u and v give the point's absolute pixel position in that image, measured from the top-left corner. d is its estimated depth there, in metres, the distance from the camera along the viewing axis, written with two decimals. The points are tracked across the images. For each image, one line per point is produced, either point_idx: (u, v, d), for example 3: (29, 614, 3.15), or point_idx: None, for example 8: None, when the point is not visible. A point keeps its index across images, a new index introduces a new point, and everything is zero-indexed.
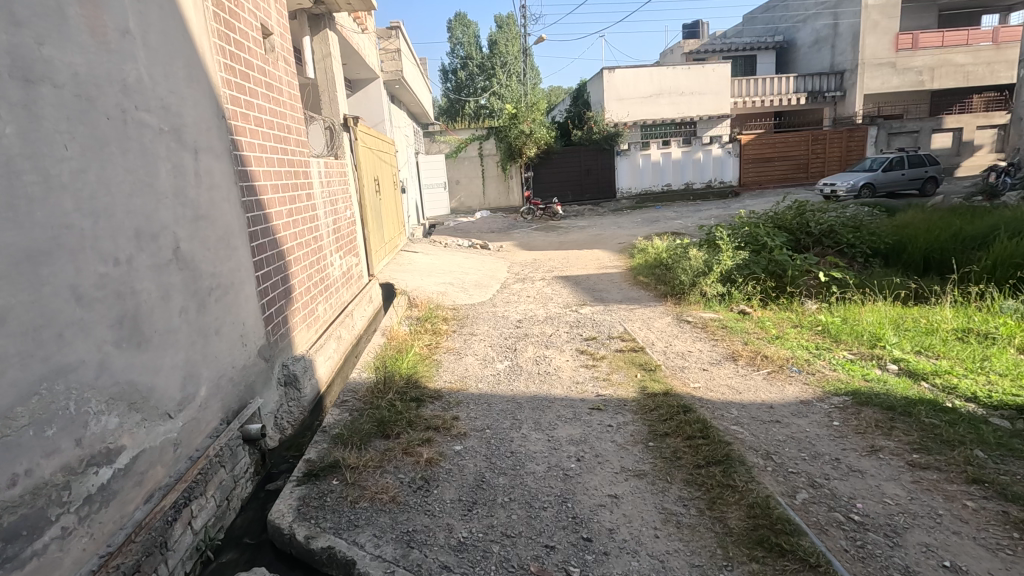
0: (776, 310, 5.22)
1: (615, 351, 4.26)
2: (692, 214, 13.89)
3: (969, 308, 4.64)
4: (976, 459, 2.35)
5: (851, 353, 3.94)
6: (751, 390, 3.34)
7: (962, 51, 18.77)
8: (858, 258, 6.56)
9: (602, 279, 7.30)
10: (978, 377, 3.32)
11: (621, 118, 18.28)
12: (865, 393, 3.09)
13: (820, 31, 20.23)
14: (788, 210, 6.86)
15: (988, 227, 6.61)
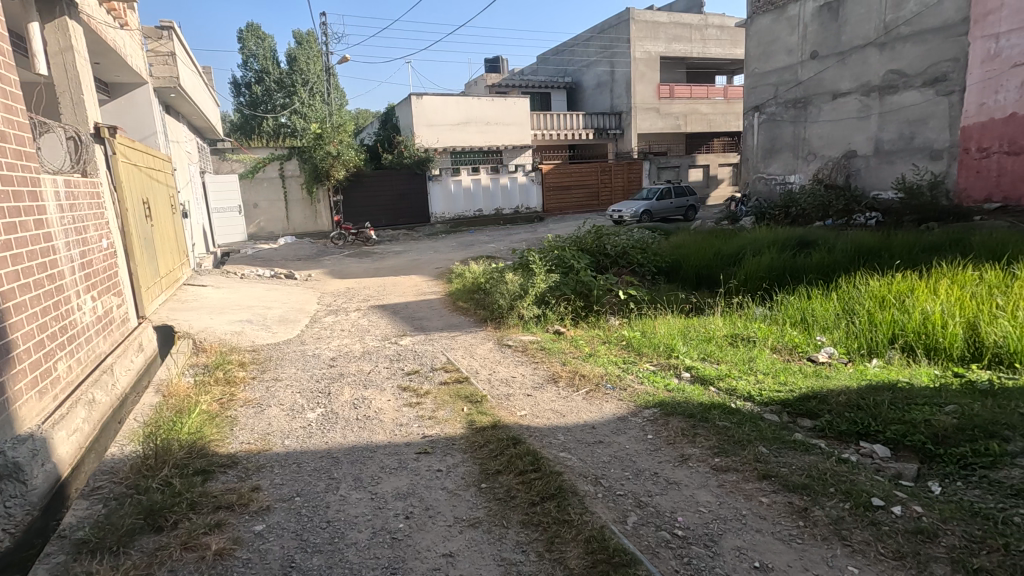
0: (586, 328, 5.57)
1: (440, 384, 4.05)
2: (503, 238, 14.51)
3: (733, 316, 5.49)
4: (762, 455, 2.65)
5: (652, 365, 4.31)
6: (574, 412, 3.41)
7: (704, 103, 23.02)
8: (647, 276, 7.41)
9: (421, 306, 7.10)
10: (749, 377, 3.86)
11: (431, 144, 18.31)
12: (668, 404, 3.36)
13: (601, 76, 23.03)
14: (588, 233, 7.46)
15: (737, 247, 8.04)
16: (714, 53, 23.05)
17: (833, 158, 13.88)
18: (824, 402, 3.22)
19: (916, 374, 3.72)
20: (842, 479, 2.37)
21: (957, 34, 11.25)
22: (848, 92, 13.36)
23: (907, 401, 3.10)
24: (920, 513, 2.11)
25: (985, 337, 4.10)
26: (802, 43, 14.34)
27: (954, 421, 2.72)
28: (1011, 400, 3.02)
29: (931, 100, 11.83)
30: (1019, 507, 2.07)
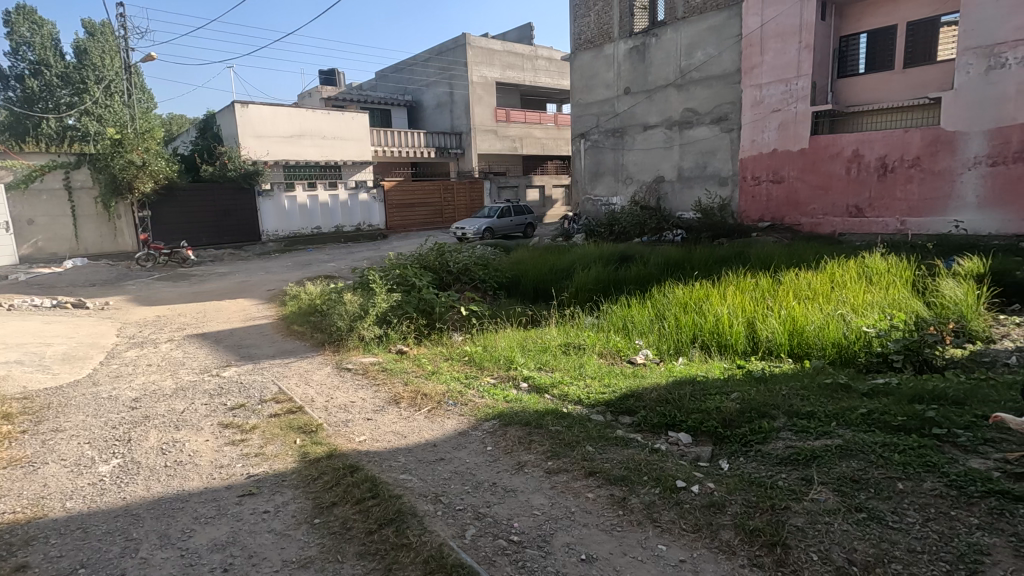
0: (430, 346, 5.55)
1: (269, 417, 3.71)
2: (344, 257, 13.94)
3: (566, 326, 5.91)
4: (588, 453, 2.88)
5: (493, 378, 4.45)
6: (414, 432, 3.37)
7: (538, 128, 24.64)
8: (488, 291, 7.64)
9: (249, 332, 6.48)
10: (579, 382, 4.16)
11: (261, 157, 17.01)
12: (507, 414, 3.49)
13: (441, 97, 23.44)
14: (430, 251, 7.47)
15: (569, 262, 8.69)
16: (544, 82, 24.85)
17: (647, 182, 15.75)
18: (640, 400, 3.60)
19: (711, 368, 4.35)
20: (654, 467, 2.67)
21: (733, 81, 13.57)
22: (656, 125, 15.31)
23: (703, 393, 3.61)
24: (712, 488, 2.45)
25: (760, 333, 4.95)
26: (617, 79, 16.13)
27: (737, 406, 3.23)
28: (776, 384, 3.68)
29: (717, 135, 14.06)
30: (781, 472, 2.52)
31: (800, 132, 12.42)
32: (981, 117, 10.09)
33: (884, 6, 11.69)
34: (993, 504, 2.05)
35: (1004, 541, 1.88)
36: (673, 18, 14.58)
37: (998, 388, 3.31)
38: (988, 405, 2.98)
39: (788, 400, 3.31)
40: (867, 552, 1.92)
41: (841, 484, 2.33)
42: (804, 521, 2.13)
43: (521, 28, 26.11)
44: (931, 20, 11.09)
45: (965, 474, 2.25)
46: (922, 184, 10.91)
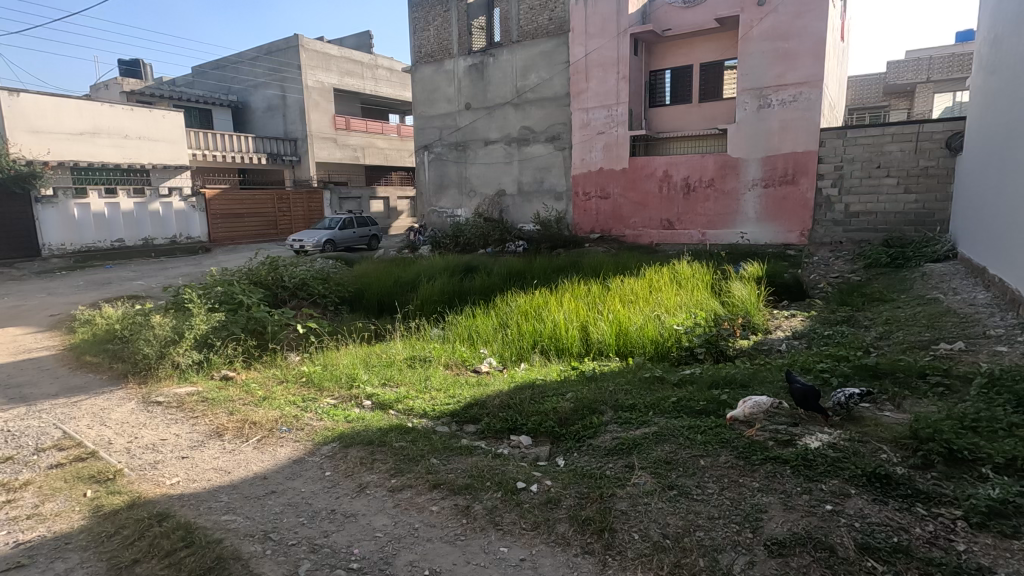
0: (261, 369, 5.07)
1: (49, 469, 3.07)
2: (156, 273, 12.20)
3: (412, 339, 5.83)
4: (433, 466, 2.85)
5: (333, 399, 4.20)
6: (238, 467, 3.04)
7: (380, 138, 24.10)
8: (329, 307, 7.25)
9: (22, 368, 5.31)
10: (425, 396, 4.12)
11: (41, 156, 14.09)
12: (348, 435, 3.32)
13: (271, 99, 21.78)
14: (261, 265, 6.85)
15: (414, 274, 8.61)
16: (385, 92, 24.44)
17: (489, 195, 16.27)
18: (483, 407, 3.68)
19: (549, 372, 4.61)
20: (496, 472, 2.74)
21: (563, 104, 14.66)
22: (496, 140, 15.92)
23: (541, 395, 3.81)
24: (549, 485, 2.58)
25: (591, 336, 5.38)
26: (458, 94, 16.46)
27: (572, 405, 3.47)
28: (605, 382, 4.02)
29: (551, 153, 15.07)
30: (609, 462, 2.75)
31: (621, 153, 13.83)
32: (756, 147, 12.19)
33: (682, 48, 13.57)
34: (768, 468, 2.46)
35: (776, 497, 2.26)
36: (508, 40, 15.34)
37: (772, 370, 4.00)
38: (765, 385, 3.59)
39: (614, 395, 3.63)
40: (677, 524, 2.18)
41: (657, 467, 2.61)
42: (627, 505, 2.34)
43: (360, 35, 25.41)
44: (717, 63, 13.18)
45: (749, 445, 2.67)
46: (717, 202, 12.83)
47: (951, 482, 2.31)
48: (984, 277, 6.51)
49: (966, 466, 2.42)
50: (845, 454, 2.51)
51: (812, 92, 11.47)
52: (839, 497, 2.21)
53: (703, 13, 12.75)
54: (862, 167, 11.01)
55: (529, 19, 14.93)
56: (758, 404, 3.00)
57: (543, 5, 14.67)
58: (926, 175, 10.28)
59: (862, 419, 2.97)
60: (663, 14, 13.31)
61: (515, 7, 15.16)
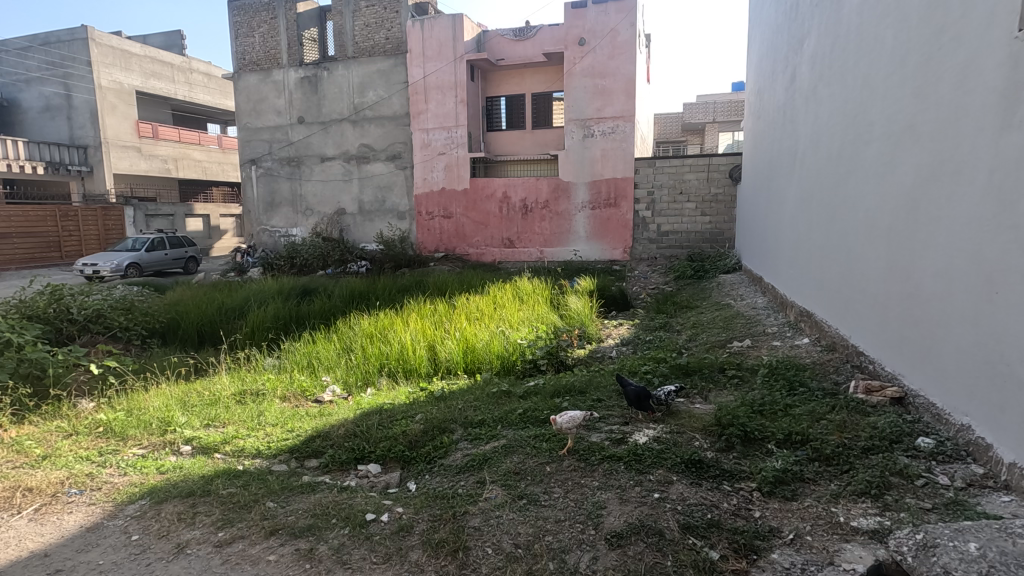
0: (41, 422, 4.15)
1: None
2: None
3: (241, 371, 5.26)
4: (269, 510, 2.58)
5: (142, 448, 3.60)
6: (5, 548, 2.44)
7: (196, 149, 21.58)
8: (134, 341, 6.24)
9: None
10: (259, 433, 3.73)
11: None
12: (162, 489, 2.87)
13: (50, 98, 18.35)
14: (38, 295, 5.65)
15: (243, 299, 7.85)
16: (202, 99, 21.98)
17: (328, 214, 15.49)
18: (327, 439, 3.45)
19: (397, 395, 4.46)
20: (343, 507, 2.57)
21: (402, 123, 14.61)
22: (333, 157, 15.27)
23: (390, 419, 3.69)
24: (400, 512, 2.50)
25: (439, 355, 5.36)
26: (289, 107, 15.50)
27: (421, 427, 3.41)
28: (454, 400, 4.02)
29: (392, 171, 14.87)
30: (460, 480, 2.76)
31: (462, 173, 14.16)
32: (583, 172, 13.36)
33: (515, 77, 14.42)
34: (606, 466, 2.67)
35: (613, 493, 2.45)
36: (344, 55, 14.87)
37: (606, 376, 4.35)
38: (600, 390, 3.90)
39: (464, 413, 3.66)
40: (527, 533, 2.24)
41: (507, 479, 2.67)
42: (479, 520, 2.36)
43: (169, 35, 22.72)
44: (547, 94, 14.21)
45: (588, 447, 2.87)
46: (551, 222, 13.76)
47: (747, 459, 2.73)
48: (761, 285, 7.86)
49: (758, 444, 2.87)
50: (667, 445, 2.82)
51: (627, 125, 12.95)
52: (664, 484, 2.47)
53: (532, 47, 13.68)
54: (668, 194, 12.66)
55: (365, 35, 14.66)
56: (575, 418, 3.03)
57: (379, 23, 14.50)
58: (716, 201, 12.11)
59: (679, 413, 3.37)
60: (496, 44, 14.01)
61: (349, 22, 14.76)
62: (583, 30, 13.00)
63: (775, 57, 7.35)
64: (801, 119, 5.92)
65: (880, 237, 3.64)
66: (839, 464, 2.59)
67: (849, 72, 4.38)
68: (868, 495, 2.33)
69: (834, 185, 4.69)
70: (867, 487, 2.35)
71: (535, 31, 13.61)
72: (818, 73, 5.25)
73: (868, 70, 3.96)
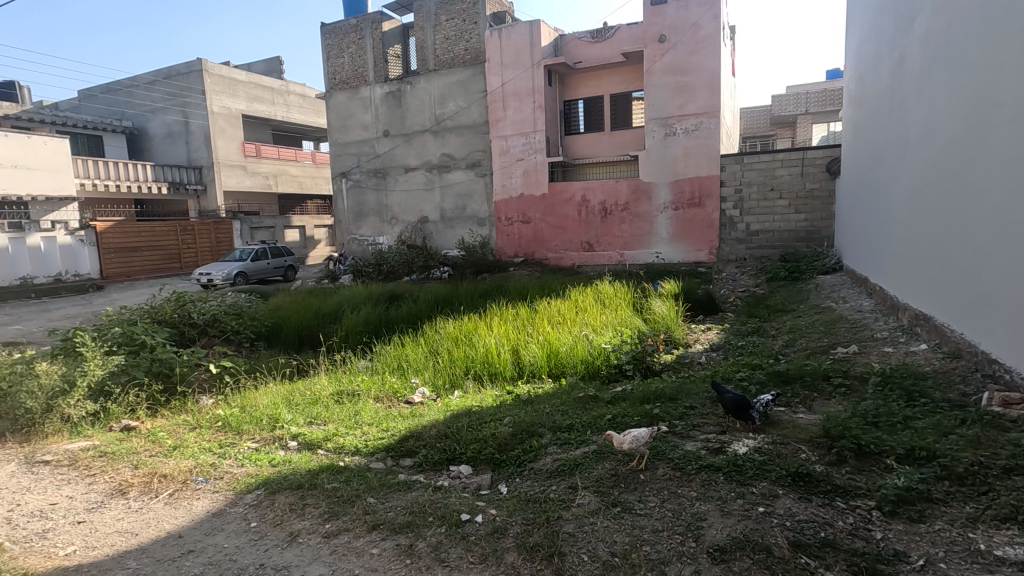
0: (169, 416, 4.61)
1: None
2: (36, 317, 10.91)
3: (338, 372, 5.57)
4: (370, 506, 2.71)
5: (255, 442, 3.90)
6: (147, 527, 2.73)
7: (293, 165, 23.24)
8: (243, 344, 6.80)
9: None
10: (356, 432, 3.93)
11: None
12: (274, 481, 3.09)
13: (171, 125, 20.48)
14: (165, 302, 6.28)
15: (336, 305, 8.35)
16: (297, 119, 23.67)
17: (412, 222, 16.11)
18: (419, 439, 3.57)
19: (484, 398, 4.54)
20: (438, 506, 2.64)
21: (481, 131, 14.92)
22: (415, 167, 15.87)
23: (479, 422, 3.76)
24: (494, 514, 2.53)
25: (524, 359, 5.40)
26: (375, 121, 16.32)
27: (510, 430, 3.45)
28: (541, 404, 4.03)
29: (472, 179, 15.22)
30: (551, 485, 2.75)
31: (540, 179, 14.23)
32: (664, 172, 13.00)
33: (592, 80, 14.31)
34: (703, 476, 2.56)
35: (714, 505, 2.34)
36: (425, 68, 15.41)
37: (698, 383, 4.17)
38: (692, 397, 3.75)
39: (551, 417, 3.66)
40: (623, 541, 2.20)
41: (599, 485, 2.64)
42: (574, 526, 2.34)
43: (269, 61, 24.66)
44: (625, 95, 13.97)
45: (683, 456, 2.77)
46: (631, 225, 13.49)
47: (862, 475, 2.51)
48: (867, 286, 7.24)
49: (874, 459, 2.64)
50: (770, 456, 2.67)
51: (711, 122, 12.45)
52: (770, 498, 2.33)
53: (609, 48, 13.52)
54: (758, 191, 12.01)
55: (445, 48, 15.12)
56: (639, 438, 2.73)
57: (458, 35, 14.91)
58: (812, 196, 11.35)
59: (781, 423, 3.17)
60: (573, 47, 13.99)
61: (430, 36, 15.29)
62: (662, 26, 12.67)
63: (879, 39, 6.79)
64: (911, 105, 5.42)
65: (1013, 233, 3.25)
66: (975, 486, 2.32)
67: (970, 50, 3.96)
68: (1012, 521, 2.08)
69: (953, 176, 4.29)
70: (1012, 513, 2.09)
71: (613, 31, 13.45)
72: (932, 54, 4.79)
73: (994, 48, 3.56)
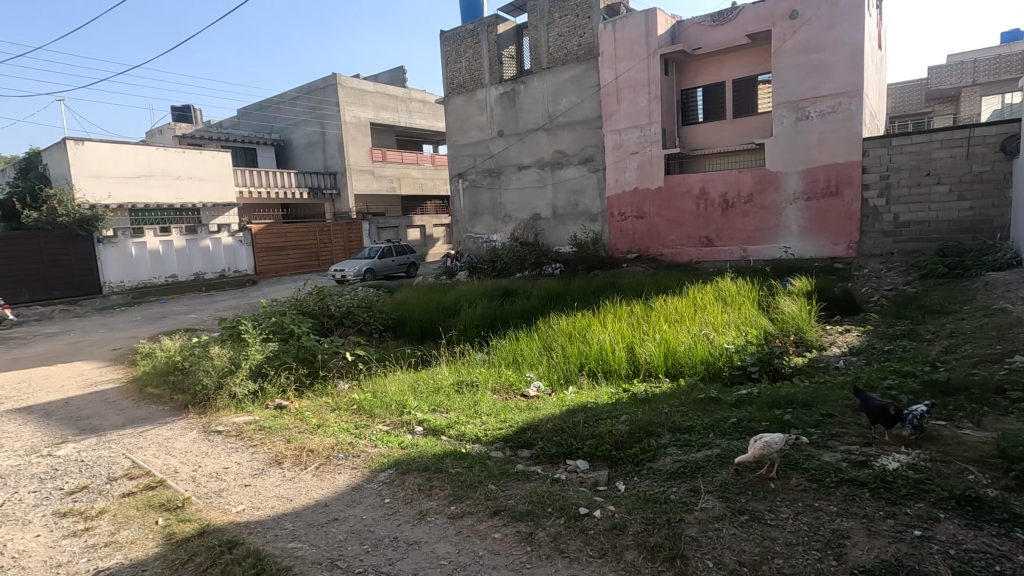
0: (313, 397, 5.16)
1: (121, 498, 3.18)
2: (206, 307, 12.68)
3: (457, 364, 5.86)
4: (491, 492, 2.83)
5: (385, 425, 4.23)
6: (300, 495, 3.09)
7: (414, 168, 24.69)
8: (373, 334, 7.40)
9: (86, 401, 5.46)
10: (476, 421, 4.11)
11: (100, 199, 15.29)
12: (404, 462, 3.34)
13: (311, 136, 22.67)
14: (308, 295, 7.00)
15: (455, 299, 8.77)
16: (419, 124, 25.08)
17: (524, 220, 16.40)
18: (537, 432, 3.65)
19: (599, 394, 4.53)
20: (557, 499, 2.69)
21: (594, 126, 14.78)
22: (528, 165, 16.12)
23: (595, 418, 3.75)
24: (612, 511, 2.52)
25: (639, 357, 5.29)
26: (490, 122, 16.80)
27: (627, 428, 3.40)
28: (658, 403, 3.93)
29: (585, 174, 15.13)
30: (672, 486, 2.68)
31: (655, 172, 13.80)
32: (795, 160, 11.98)
33: (713, 65, 13.56)
34: (845, 491, 2.35)
35: (858, 522, 2.15)
36: (538, 67, 15.55)
37: (836, 389, 3.81)
38: (830, 404, 3.45)
39: (671, 417, 3.55)
40: (753, 552, 2.09)
41: (724, 490, 2.52)
42: (697, 530, 2.27)
43: (394, 71, 26.36)
44: (750, 79, 13.08)
45: (820, 467, 2.56)
46: (756, 217, 12.61)
47: None
48: None
49: None
50: (928, 475, 2.38)
51: (851, 101, 11.24)
52: (928, 522, 2.09)
53: (733, 30, 12.72)
54: (910, 176, 10.67)
55: (558, 45, 15.14)
56: (772, 444, 2.56)
57: (571, 31, 14.87)
58: (980, 180, 9.96)
59: (941, 439, 2.80)
60: (692, 33, 13.36)
61: (543, 34, 15.40)
62: (794, 1, 11.66)
63: None
64: None
65: None
66: None
67: None
68: None
69: None
70: None
71: (737, 12, 12.63)
72: None
73: None
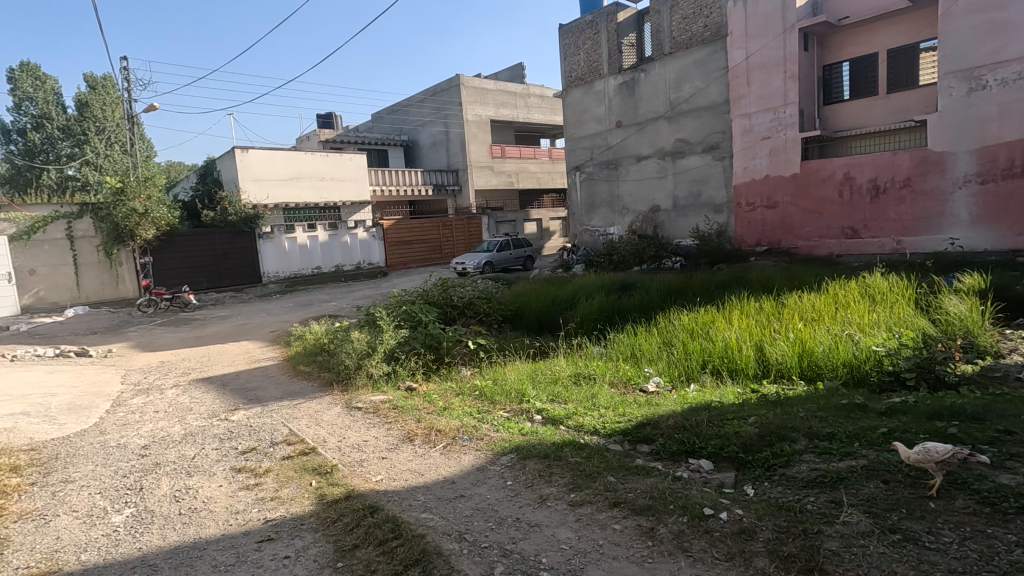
0: (438, 381, 5.50)
1: (282, 460, 3.65)
2: (344, 296, 13.95)
3: (574, 356, 5.89)
4: (610, 484, 2.83)
5: (506, 412, 4.41)
6: (430, 470, 3.34)
7: (532, 162, 25.05)
8: (493, 324, 7.68)
9: (252, 375, 6.31)
10: (594, 413, 4.12)
11: (260, 199, 17.33)
12: (524, 447, 3.46)
13: (436, 136, 23.91)
14: (434, 286, 7.43)
15: (571, 292, 8.81)
16: (537, 119, 25.37)
17: (643, 212, 15.95)
18: (657, 428, 3.58)
19: (724, 394, 4.32)
20: (679, 496, 2.63)
21: (720, 112, 13.93)
22: (648, 155, 15.64)
23: (720, 418, 3.58)
24: (740, 514, 2.41)
25: (770, 356, 4.94)
26: (609, 113, 16.52)
27: (756, 431, 3.21)
28: (792, 407, 3.65)
29: (709, 163, 14.33)
30: (808, 495, 2.50)
31: (790, 158, 12.70)
32: (966, 137, 10.37)
33: (862, 36, 12.14)
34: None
35: None
36: (660, 53, 14.98)
37: (1018, 404, 3.28)
38: (1008, 420, 2.98)
39: (806, 422, 3.30)
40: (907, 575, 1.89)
41: (871, 505, 2.30)
42: (839, 544, 2.10)
43: (514, 68, 26.89)
44: (909, 48, 11.51)
45: (996, 490, 2.23)
46: (914, 205, 11.12)
47: None
48: None
49: None
50: None
51: None
52: None
53: None
54: None
55: (682, 28, 14.46)
56: (934, 451, 2.32)
57: (697, 12, 14.12)
58: None
59: None
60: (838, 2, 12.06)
61: (666, 19, 14.79)
62: None
63: None
64: None
65: None
66: None
67: None
68: None
69: None
70: None
71: None
72: None
73: None
